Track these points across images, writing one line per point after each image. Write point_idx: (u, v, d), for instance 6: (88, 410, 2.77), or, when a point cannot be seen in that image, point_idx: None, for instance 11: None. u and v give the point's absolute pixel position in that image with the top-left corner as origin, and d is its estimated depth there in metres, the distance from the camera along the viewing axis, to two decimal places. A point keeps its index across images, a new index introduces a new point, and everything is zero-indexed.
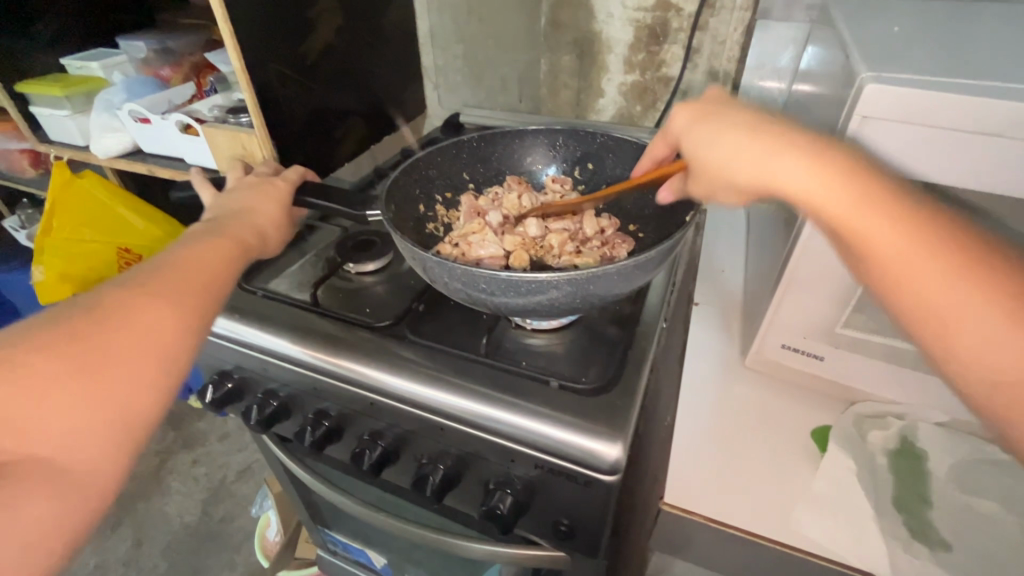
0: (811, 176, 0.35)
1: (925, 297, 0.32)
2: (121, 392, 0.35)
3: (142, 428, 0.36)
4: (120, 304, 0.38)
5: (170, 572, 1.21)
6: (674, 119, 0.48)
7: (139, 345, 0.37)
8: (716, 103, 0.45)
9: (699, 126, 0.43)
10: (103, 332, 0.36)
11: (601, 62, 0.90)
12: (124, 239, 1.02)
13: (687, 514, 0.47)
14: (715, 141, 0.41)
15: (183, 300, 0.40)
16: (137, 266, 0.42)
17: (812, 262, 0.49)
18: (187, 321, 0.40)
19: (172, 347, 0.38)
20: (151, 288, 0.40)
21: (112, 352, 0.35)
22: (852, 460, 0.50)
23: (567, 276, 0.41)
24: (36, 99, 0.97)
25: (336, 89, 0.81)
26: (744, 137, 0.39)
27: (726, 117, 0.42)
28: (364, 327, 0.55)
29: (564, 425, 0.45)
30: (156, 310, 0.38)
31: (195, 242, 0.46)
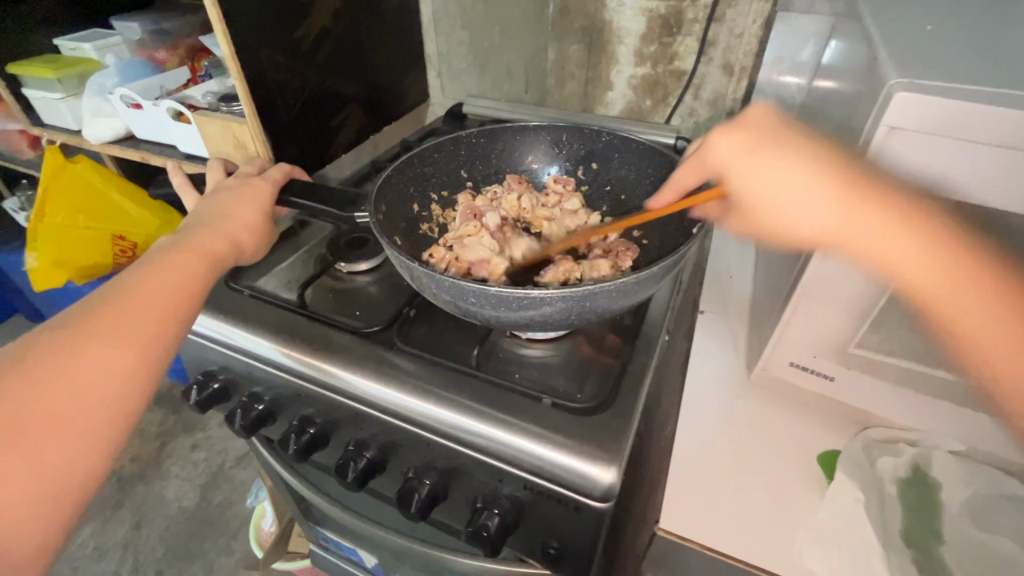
0: (878, 227, 0.38)
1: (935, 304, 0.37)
2: (57, 448, 0.35)
3: (89, 481, 0.36)
4: (55, 352, 0.36)
5: (167, 556, 1.21)
6: (713, 145, 0.46)
7: (74, 396, 0.36)
8: (765, 128, 0.45)
9: (744, 156, 0.44)
10: (35, 387, 0.35)
11: (611, 53, 0.85)
12: (119, 227, 1.03)
13: (683, 541, 0.45)
14: (790, 191, 0.41)
15: (124, 338, 0.38)
16: (93, 296, 0.41)
17: (827, 280, 0.46)
18: (129, 362, 0.38)
19: (112, 393, 0.37)
20: (89, 328, 0.38)
21: (45, 408, 0.35)
22: (862, 490, 0.47)
23: (562, 293, 0.39)
24: (29, 81, 0.95)
25: (332, 77, 0.77)
26: (820, 193, 0.40)
27: (773, 155, 0.43)
28: (352, 333, 0.53)
29: (555, 446, 0.42)
30: (94, 355, 0.37)
31: (160, 261, 0.44)
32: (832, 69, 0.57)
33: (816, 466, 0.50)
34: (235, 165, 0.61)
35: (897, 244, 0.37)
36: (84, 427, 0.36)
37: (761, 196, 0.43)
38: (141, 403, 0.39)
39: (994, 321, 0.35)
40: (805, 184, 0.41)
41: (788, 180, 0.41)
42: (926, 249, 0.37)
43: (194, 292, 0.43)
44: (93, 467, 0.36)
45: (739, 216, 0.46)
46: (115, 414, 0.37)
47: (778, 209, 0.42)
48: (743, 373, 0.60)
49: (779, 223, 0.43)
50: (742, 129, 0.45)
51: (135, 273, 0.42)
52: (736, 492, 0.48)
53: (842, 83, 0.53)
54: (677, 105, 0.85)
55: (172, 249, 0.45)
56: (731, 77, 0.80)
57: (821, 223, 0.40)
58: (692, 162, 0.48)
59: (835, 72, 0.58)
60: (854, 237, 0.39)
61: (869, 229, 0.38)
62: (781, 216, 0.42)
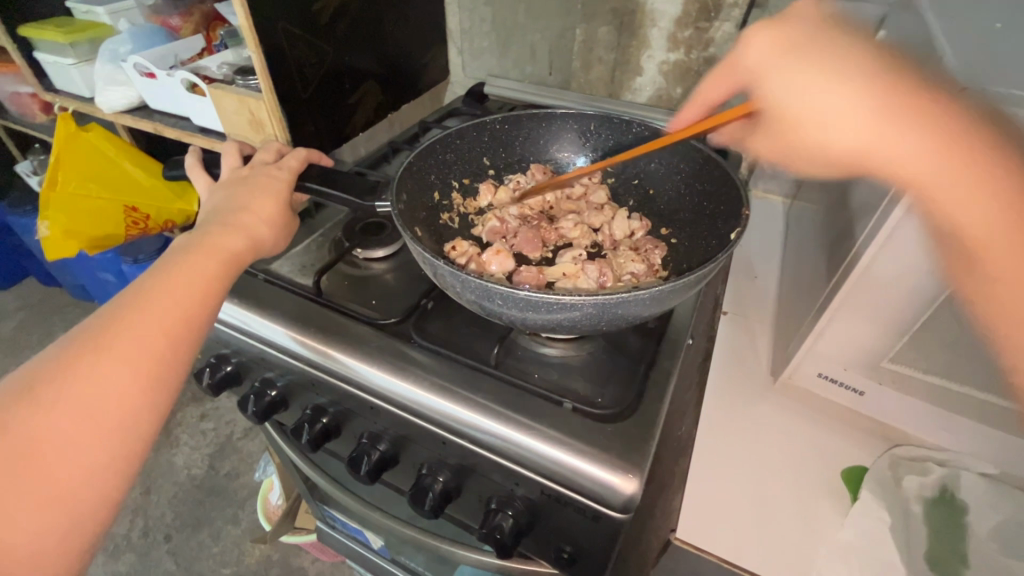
0: (870, 108, 0.33)
1: (948, 205, 0.30)
2: (70, 475, 0.33)
3: (107, 503, 0.35)
4: (63, 377, 0.35)
5: (176, 523, 1.24)
6: (748, 47, 0.42)
7: (86, 422, 0.34)
8: (808, 26, 0.40)
9: (777, 57, 0.39)
10: (41, 417, 0.33)
11: (642, 37, 0.81)
12: (131, 198, 1.01)
13: (701, 553, 0.44)
14: (816, 88, 0.36)
15: (136, 357, 0.37)
16: (107, 308, 0.39)
17: (866, 291, 0.44)
18: (142, 383, 0.37)
19: (125, 416, 0.36)
20: (98, 349, 0.36)
21: (53, 433, 0.33)
22: (887, 510, 0.45)
23: (593, 299, 0.38)
24: (40, 45, 0.93)
25: (351, 53, 0.75)
26: (837, 85, 0.35)
27: (810, 60, 0.37)
28: (368, 324, 0.52)
29: (577, 452, 0.41)
30: (104, 378, 0.36)
31: (174, 263, 0.42)
32: None
33: (839, 482, 0.49)
34: (250, 147, 0.59)
35: (912, 141, 0.32)
36: (96, 454, 0.34)
37: (779, 84, 0.39)
38: (155, 425, 0.38)
39: (985, 211, 0.29)
40: (827, 83, 0.35)
41: (821, 70, 0.36)
42: (948, 161, 0.30)
43: (208, 303, 0.42)
44: (108, 493, 0.35)
45: (771, 132, 0.41)
46: (130, 438, 0.36)
47: (802, 105, 0.37)
48: (765, 379, 0.58)
49: (794, 126, 0.38)
50: (765, 31, 0.42)
51: (143, 284, 0.40)
52: (755, 504, 0.47)
53: None
54: None
55: (183, 253, 0.43)
56: None
57: (849, 105, 0.34)
58: (722, 74, 0.46)
59: None
60: (851, 121, 0.34)
61: (850, 121, 0.34)
62: (806, 126, 0.37)
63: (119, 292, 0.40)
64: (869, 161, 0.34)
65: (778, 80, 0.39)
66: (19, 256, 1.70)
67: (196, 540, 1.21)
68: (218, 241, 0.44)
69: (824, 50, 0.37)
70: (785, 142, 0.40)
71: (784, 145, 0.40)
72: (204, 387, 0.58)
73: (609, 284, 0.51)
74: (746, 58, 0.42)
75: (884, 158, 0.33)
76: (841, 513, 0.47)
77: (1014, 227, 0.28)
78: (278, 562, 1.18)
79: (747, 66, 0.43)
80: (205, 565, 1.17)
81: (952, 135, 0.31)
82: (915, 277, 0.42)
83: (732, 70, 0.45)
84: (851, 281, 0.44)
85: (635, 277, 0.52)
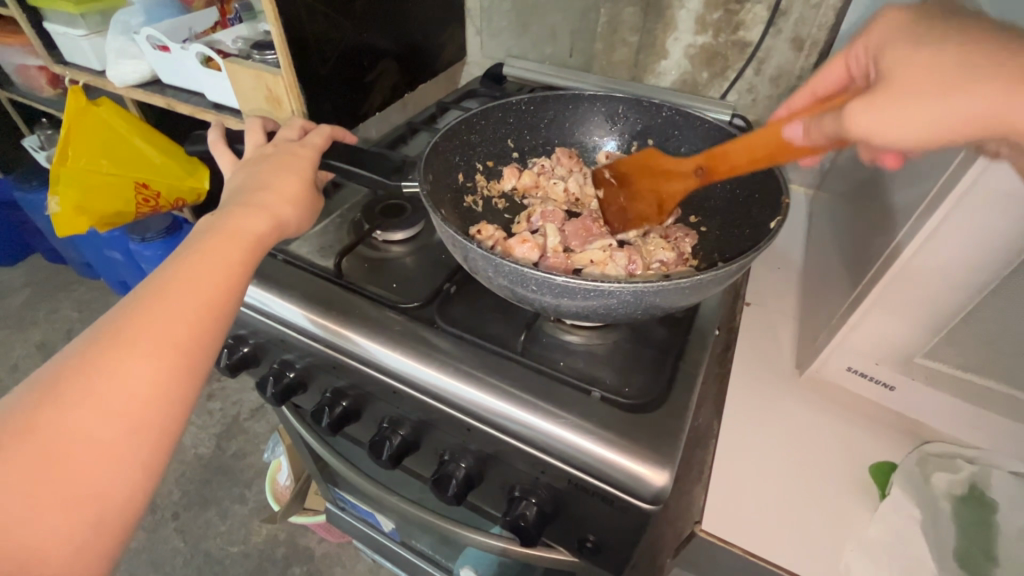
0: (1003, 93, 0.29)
1: None
2: (101, 473, 0.32)
3: (138, 501, 0.34)
4: (89, 373, 0.34)
5: (184, 501, 1.24)
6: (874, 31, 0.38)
7: (112, 420, 0.34)
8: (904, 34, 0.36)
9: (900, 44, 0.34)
10: (71, 415, 0.33)
11: (669, 19, 0.79)
12: (142, 174, 1.00)
13: (726, 545, 0.43)
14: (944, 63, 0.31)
15: (160, 351, 0.36)
16: (130, 299, 0.38)
17: (906, 283, 0.43)
18: (168, 378, 0.36)
19: (151, 412, 0.35)
20: (120, 345, 0.35)
21: (83, 431, 0.33)
22: (917, 506, 0.45)
23: (630, 286, 0.37)
24: (51, 16, 0.91)
25: (371, 29, 0.72)
26: (951, 50, 0.31)
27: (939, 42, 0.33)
28: (391, 307, 0.51)
29: (608, 441, 0.40)
30: (128, 374, 0.35)
31: (196, 251, 0.41)
32: None
33: (867, 476, 0.48)
34: (272, 124, 0.57)
35: (983, 89, 0.29)
36: (126, 452, 0.34)
37: (896, 64, 0.33)
38: (182, 420, 0.37)
39: None
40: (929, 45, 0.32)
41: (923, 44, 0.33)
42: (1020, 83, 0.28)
43: (231, 293, 0.41)
44: (138, 491, 0.34)
45: (865, 105, 0.32)
46: (158, 434, 0.35)
47: (909, 70, 0.32)
48: (789, 372, 0.58)
49: (909, 86, 0.31)
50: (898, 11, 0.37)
51: (162, 277, 0.39)
52: (781, 497, 0.47)
53: None
54: (736, 79, 0.79)
55: (204, 241, 0.42)
56: (800, 52, 0.74)
57: (948, 58, 0.31)
58: (841, 56, 0.43)
59: None
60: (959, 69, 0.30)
61: (951, 100, 0.30)
62: (942, 89, 0.30)
63: (141, 282, 0.39)
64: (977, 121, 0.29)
65: (897, 58, 0.34)
66: (24, 233, 1.69)
67: (204, 519, 1.21)
68: (236, 229, 0.43)
69: (934, 33, 0.33)
70: (888, 110, 0.31)
71: (870, 107, 0.31)
72: (223, 368, 0.58)
73: (638, 272, 0.50)
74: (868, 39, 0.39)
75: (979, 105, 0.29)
76: (868, 510, 0.46)
77: None
78: (285, 542, 1.19)
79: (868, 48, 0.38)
80: (213, 543, 1.18)
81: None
82: (955, 270, 0.41)
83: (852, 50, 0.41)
84: (891, 272, 0.43)
85: (668, 266, 0.52)
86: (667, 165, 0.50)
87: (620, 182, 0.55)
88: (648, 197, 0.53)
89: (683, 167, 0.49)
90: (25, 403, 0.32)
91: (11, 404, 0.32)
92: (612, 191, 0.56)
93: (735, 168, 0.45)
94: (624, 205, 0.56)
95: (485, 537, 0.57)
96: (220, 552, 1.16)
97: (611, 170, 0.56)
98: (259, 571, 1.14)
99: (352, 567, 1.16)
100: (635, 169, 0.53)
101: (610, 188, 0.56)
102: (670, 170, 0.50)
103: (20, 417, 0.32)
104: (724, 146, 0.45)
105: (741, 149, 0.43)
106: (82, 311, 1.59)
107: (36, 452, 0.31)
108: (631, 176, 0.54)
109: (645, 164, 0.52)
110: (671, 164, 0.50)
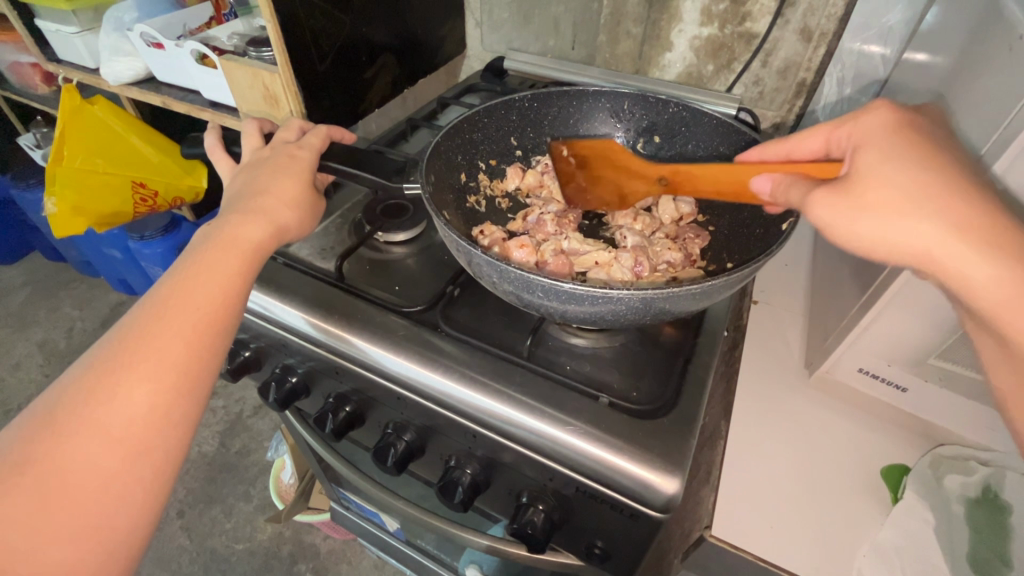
0: (921, 189, 0.32)
1: (964, 269, 0.31)
2: (106, 498, 0.33)
3: (144, 521, 0.34)
4: (87, 403, 0.33)
5: (188, 499, 1.24)
6: (861, 120, 0.39)
7: (112, 448, 0.33)
8: (894, 135, 0.36)
9: (875, 145, 0.36)
10: (72, 442, 0.32)
11: (674, 10, 0.77)
12: (139, 173, 1.01)
13: (735, 550, 0.42)
14: (888, 163, 0.34)
15: (156, 374, 0.35)
16: (128, 317, 0.37)
17: (912, 300, 0.43)
18: (166, 401, 0.35)
19: (151, 436, 0.34)
20: (118, 369, 0.35)
21: (83, 460, 0.32)
22: (931, 511, 0.44)
23: (640, 294, 0.37)
24: (43, 13, 0.90)
25: (369, 21, 0.70)
26: (914, 169, 0.33)
27: (898, 150, 0.34)
28: (394, 312, 0.50)
29: (616, 448, 0.40)
30: (127, 400, 0.34)
31: (195, 264, 0.40)
32: (942, 42, 0.51)
33: (878, 479, 0.47)
34: (270, 124, 0.56)
35: (925, 223, 0.31)
36: (127, 479, 0.33)
37: (870, 165, 0.34)
38: (185, 442, 0.37)
39: (977, 261, 0.30)
40: (902, 158, 0.34)
41: (894, 155, 0.34)
42: (978, 246, 0.30)
43: (229, 309, 0.40)
44: (142, 516, 0.34)
45: (827, 199, 0.34)
46: (159, 458, 0.35)
47: (877, 174, 0.33)
48: (799, 372, 0.57)
49: (874, 196, 0.33)
50: (889, 112, 0.38)
51: (160, 294, 0.38)
52: (795, 500, 0.46)
53: (955, 57, 0.46)
54: (743, 71, 0.77)
55: (200, 255, 0.40)
56: (809, 43, 0.72)
57: (920, 180, 0.32)
58: (825, 128, 0.42)
59: (942, 45, 0.51)
60: (906, 193, 0.32)
61: (903, 188, 0.32)
62: (885, 186, 0.33)
63: (137, 296, 0.39)
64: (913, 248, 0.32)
65: (873, 159, 0.35)
66: (23, 232, 1.68)
67: (209, 516, 1.21)
68: (231, 237, 0.42)
69: (906, 149, 0.34)
70: (850, 208, 0.33)
71: (829, 204, 0.34)
72: (226, 372, 0.57)
73: (644, 273, 0.50)
74: (855, 127, 0.39)
75: (911, 233, 0.31)
76: (881, 513, 0.45)
77: (988, 262, 0.30)
78: (290, 538, 1.19)
79: (856, 135, 0.38)
80: (218, 541, 1.18)
81: (964, 214, 0.31)
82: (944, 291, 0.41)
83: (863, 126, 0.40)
84: (902, 276, 0.42)
85: (677, 269, 0.52)
86: (630, 163, 0.55)
87: (580, 165, 0.57)
88: (608, 185, 0.57)
89: (649, 173, 0.53)
90: (26, 435, 0.32)
91: (14, 435, 0.33)
92: (571, 171, 0.57)
93: (696, 191, 0.49)
94: (585, 187, 0.58)
95: (473, 534, 0.57)
96: (225, 550, 1.16)
97: (570, 150, 0.56)
98: (266, 568, 1.14)
99: (358, 564, 1.16)
100: (598, 157, 0.56)
101: (568, 167, 0.57)
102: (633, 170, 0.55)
103: (23, 447, 0.32)
104: (690, 170, 0.49)
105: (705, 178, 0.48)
106: (83, 309, 1.59)
107: (39, 482, 0.31)
108: (595, 161, 0.56)
109: (607, 154, 0.55)
110: (632, 164, 0.55)
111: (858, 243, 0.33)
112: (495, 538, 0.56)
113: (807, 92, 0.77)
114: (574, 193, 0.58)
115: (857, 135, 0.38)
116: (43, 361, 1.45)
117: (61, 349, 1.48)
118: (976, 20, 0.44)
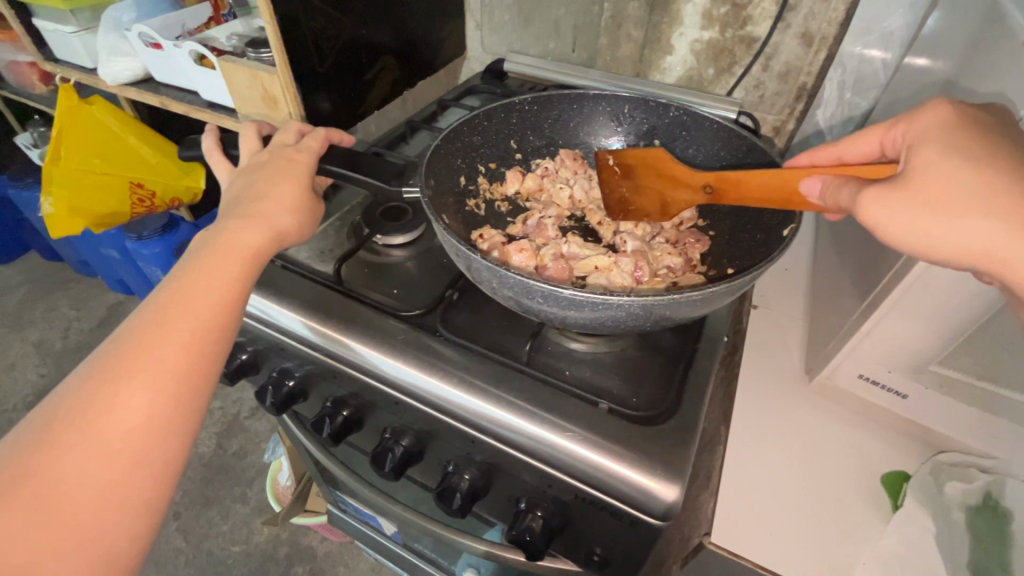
0: (979, 192, 0.32)
1: (1018, 273, 0.31)
2: (105, 508, 0.32)
3: (143, 530, 0.34)
4: (86, 412, 0.33)
5: (185, 500, 1.24)
6: (919, 116, 0.38)
7: (111, 457, 0.33)
8: (949, 131, 0.36)
9: (930, 143, 0.35)
10: (70, 452, 0.32)
11: (674, 13, 0.77)
12: (136, 174, 1.00)
13: (735, 558, 0.42)
14: (945, 163, 0.34)
15: (154, 383, 0.35)
16: (126, 324, 0.37)
17: (915, 305, 0.43)
18: (164, 409, 0.35)
19: (150, 445, 0.34)
20: (116, 377, 0.34)
21: (81, 470, 0.32)
22: (932, 519, 0.43)
23: (641, 301, 0.36)
24: (41, 12, 0.89)
25: (368, 23, 0.70)
26: (971, 170, 0.33)
27: (956, 148, 0.34)
28: (393, 315, 0.49)
29: (617, 456, 0.39)
30: (125, 408, 0.34)
31: (195, 270, 0.39)
32: (943, 48, 0.51)
33: (878, 486, 0.47)
34: (268, 126, 0.56)
35: (982, 227, 0.32)
36: (126, 488, 0.33)
37: (927, 163, 0.34)
38: (185, 449, 0.36)
39: None
40: (960, 156, 0.34)
41: (952, 151, 0.34)
42: None
43: (228, 315, 0.39)
44: (141, 526, 0.34)
45: (881, 198, 0.34)
46: (158, 467, 0.34)
47: (935, 175, 0.33)
48: (799, 378, 0.56)
49: (932, 194, 0.33)
50: (946, 108, 0.37)
51: (159, 301, 0.38)
52: (797, 509, 0.45)
53: (956, 63, 0.46)
54: (743, 75, 0.77)
55: (199, 260, 0.40)
56: (809, 47, 0.72)
57: (980, 182, 0.32)
58: (878, 130, 0.41)
59: (943, 50, 0.50)
60: (965, 194, 0.32)
61: (964, 190, 0.32)
62: (945, 187, 0.33)
63: (135, 303, 0.38)
64: (969, 250, 0.32)
65: (931, 157, 0.34)
66: (20, 231, 1.68)
67: (205, 518, 1.21)
68: (230, 242, 0.41)
69: (966, 147, 0.34)
70: (904, 207, 0.33)
71: (885, 202, 0.33)
72: (222, 375, 0.56)
73: (644, 279, 0.50)
74: (908, 126, 0.38)
75: (969, 236, 0.32)
76: (882, 520, 0.45)
77: None
78: (286, 541, 1.18)
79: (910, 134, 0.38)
80: (214, 543, 1.17)
81: (1021, 217, 0.31)
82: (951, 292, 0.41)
83: (892, 129, 0.40)
84: (917, 268, 0.41)
85: (677, 273, 0.52)
86: (675, 171, 0.49)
87: (624, 173, 0.53)
88: (651, 194, 0.52)
89: (694, 180, 0.48)
90: (25, 445, 0.32)
91: (12, 445, 0.32)
92: (613, 180, 0.53)
93: (745, 199, 0.44)
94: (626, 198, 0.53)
95: (471, 539, 0.58)
96: (221, 552, 1.16)
97: (615, 158, 0.52)
98: (261, 570, 1.13)
99: (354, 567, 1.15)
100: (643, 163, 0.51)
101: (612, 175, 0.53)
102: (681, 179, 0.49)
103: (21, 458, 0.31)
104: (739, 175, 0.44)
105: (757, 183, 0.43)
106: (79, 309, 1.58)
107: (37, 492, 0.31)
108: (640, 169, 0.51)
109: (653, 161, 0.51)
110: (678, 170, 0.49)
111: (910, 242, 0.33)
112: (492, 544, 0.56)
113: (808, 96, 0.77)
114: (615, 203, 0.54)
115: (913, 136, 0.37)
116: (39, 361, 1.44)
117: (57, 350, 1.47)
118: (978, 26, 0.44)
